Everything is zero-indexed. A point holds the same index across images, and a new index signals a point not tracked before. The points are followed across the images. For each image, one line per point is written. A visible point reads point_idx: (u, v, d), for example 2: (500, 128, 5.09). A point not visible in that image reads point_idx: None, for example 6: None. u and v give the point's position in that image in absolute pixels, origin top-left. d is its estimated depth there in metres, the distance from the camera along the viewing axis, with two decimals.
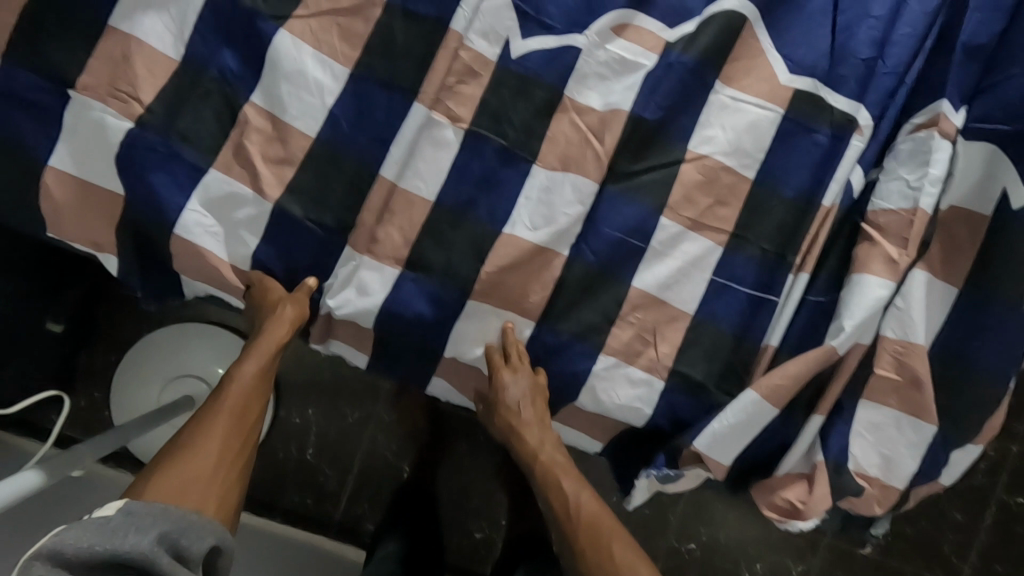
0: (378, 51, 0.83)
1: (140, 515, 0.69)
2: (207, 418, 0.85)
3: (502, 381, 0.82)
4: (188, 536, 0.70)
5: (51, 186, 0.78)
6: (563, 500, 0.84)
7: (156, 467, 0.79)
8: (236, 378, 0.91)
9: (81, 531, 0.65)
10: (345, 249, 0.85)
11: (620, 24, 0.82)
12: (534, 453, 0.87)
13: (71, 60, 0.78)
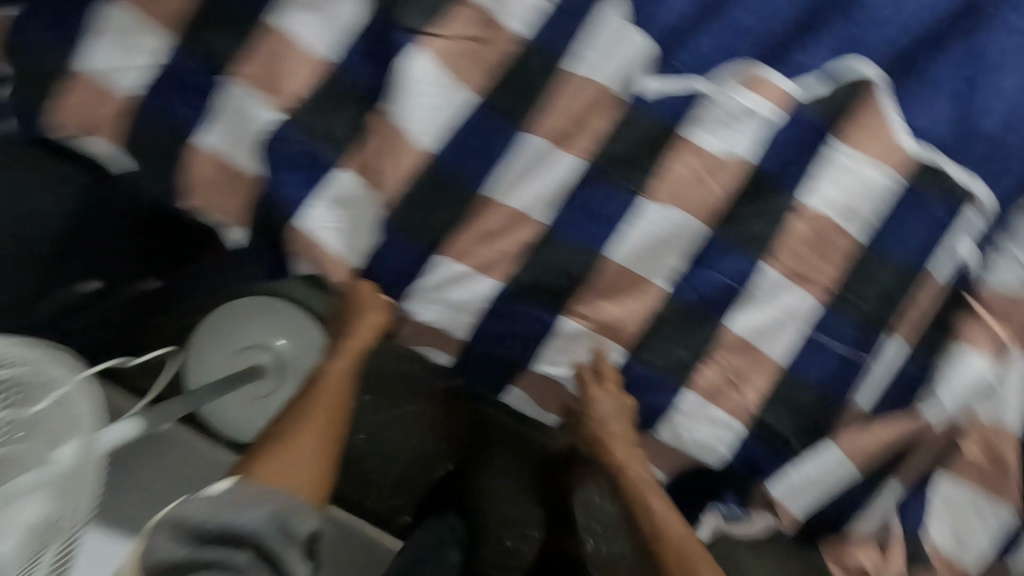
0: (507, 72, 0.85)
1: (253, 492, 0.76)
2: (301, 407, 0.89)
3: (596, 406, 0.86)
4: (294, 517, 0.75)
5: (196, 162, 0.87)
6: (651, 526, 0.84)
7: (258, 448, 0.86)
8: (331, 370, 0.92)
9: (203, 506, 0.72)
10: (434, 257, 0.87)
11: (747, 75, 0.84)
12: (623, 474, 0.87)
13: (231, 54, 0.85)
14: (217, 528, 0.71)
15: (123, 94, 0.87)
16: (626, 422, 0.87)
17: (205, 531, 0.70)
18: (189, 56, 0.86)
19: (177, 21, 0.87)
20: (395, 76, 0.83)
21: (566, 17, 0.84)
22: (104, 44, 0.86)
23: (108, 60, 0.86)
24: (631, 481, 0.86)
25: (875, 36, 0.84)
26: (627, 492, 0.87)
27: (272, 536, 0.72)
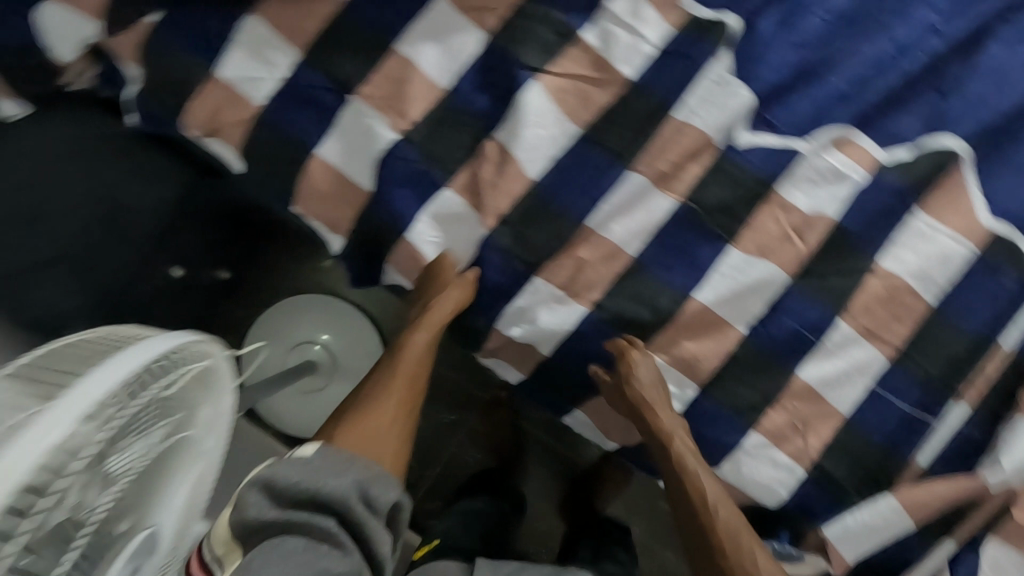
0: (614, 116, 0.90)
1: (338, 459, 0.78)
2: (383, 381, 0.93)
3: (634, 372, 0.86)
4: (377, 487, 0.76)
5: (313, 172, 0.92)
6: (697, 500, 0.86)
7: (339, 414, 0.88)
8: (411, 346, 0.97)
9: (291, 468, 0.74)
10: (532, 281, 0.91)
11: (841, 137, 0.89)
12: (666, 445, 0.87)
13: (357, 73, 0.91)
14: (304, 491, 0.72)
15: (249, 103, 0.92)
16: (662, 397, 0.88)
17: (294, 494, 0.72)
18: (316, 71, 0.91)
19: (307, 39, 0.91)
20: (512, 110, 0.90)
21: (675, 69, 0.90)
22: (235, 54, 0.91)
23: (238, 71, 0.91)
24: (676, 453, 0.87)
25: (966, 114, 0.89)
26: (670, 468, 0.88)
27: (354, 506, 0.73)
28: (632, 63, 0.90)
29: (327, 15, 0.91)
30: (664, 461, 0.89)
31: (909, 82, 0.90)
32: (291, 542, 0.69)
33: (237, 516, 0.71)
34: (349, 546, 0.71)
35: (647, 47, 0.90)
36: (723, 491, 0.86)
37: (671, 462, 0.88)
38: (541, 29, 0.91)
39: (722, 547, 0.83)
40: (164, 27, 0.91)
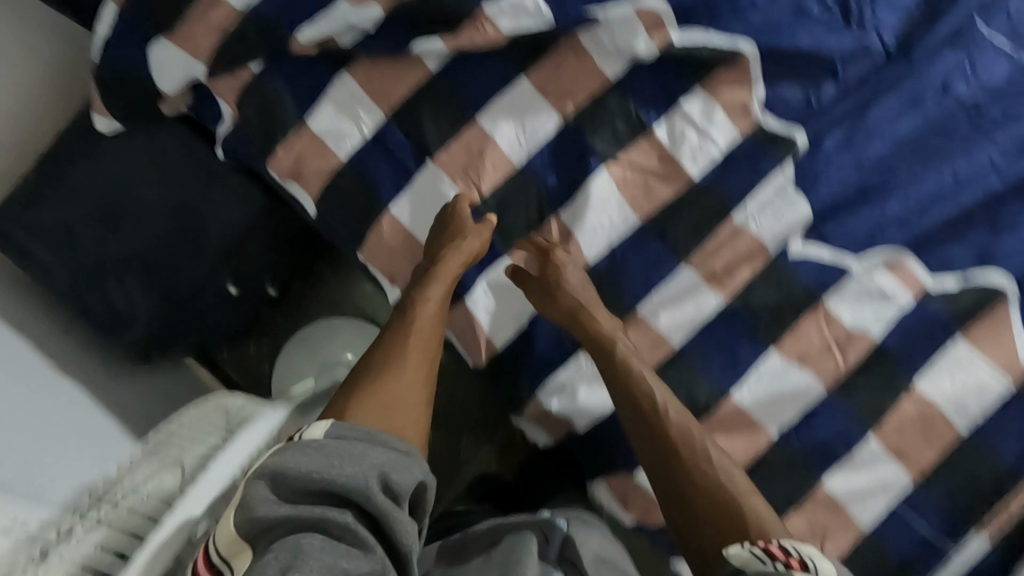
0: (675, 210, 0.94)
1: (352, 446, 0.69)
2: (395, 348, 0.84)
3: (562, 273, 0.89)
4: (397, 471, 0.68)
5: (383, 227, 0.96)
6: (647, 406, 0.84)
7: (351, 386, 0.78)
8: (427, 302, 0.89)
9: (302, 455, 0.66)
10: (576, 355, 0.94)
11: (892, 261, 0.92)
12: (608, 352, 0.87)
13: (437, 138, 0.96)
14: (314, 485, 0.65)
15: (334, 155, 0.97)
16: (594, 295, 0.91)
17: (308, 484, 0.65)
18: (399, 132, 0.97)
19: (395, 101, 0.97)
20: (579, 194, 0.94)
21: (739, 174, 0.94)
22: (327, 109, 0.97)
23: (328, 125, 0.97)
24: (622, 357, 0.87)
25: (1017, 253, 0.91)
26: (614, 383, 0.87)
27: (371, 498, 0.65)
28: (697, 160, 0.94)
29: (415, 81, 0.96)
30: (607, 373, 0.87)
31: (964, 215, 0.93)
32: (308, 541, 0.62)
33: (240, 516, 0.64)
34: (370, 544, 0.64)
35: (715, 150, 0.94)
36: (666, 390, 0.86)
37: (619, 374, 0.87)
38: (616, 118, 0.96)
39: (678, 448, 0.82)
40: (264, 75, 0.97)
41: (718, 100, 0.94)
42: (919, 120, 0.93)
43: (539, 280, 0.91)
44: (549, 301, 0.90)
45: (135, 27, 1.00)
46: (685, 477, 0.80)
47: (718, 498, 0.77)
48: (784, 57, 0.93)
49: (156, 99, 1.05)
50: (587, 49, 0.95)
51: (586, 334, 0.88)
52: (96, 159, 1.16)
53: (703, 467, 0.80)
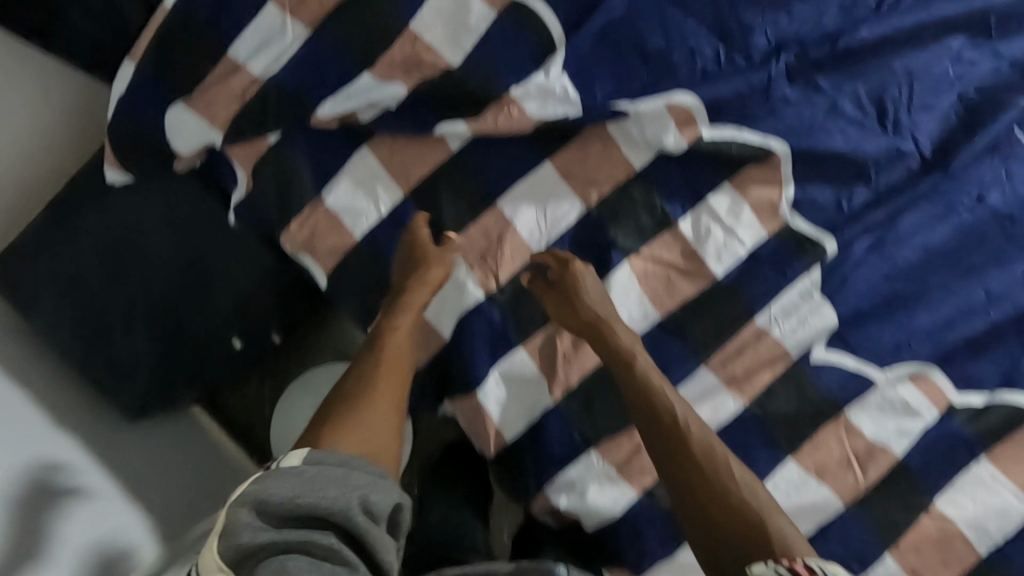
0: (696, 309, 0.92)
1: (332, 470, 0.67)
2: (364, 375, 0.81)
3: (581, 282, 0.87)
4: (375, 494, 0.67)
5: (395, 309, 0.94)
6: (668, 419, 0.80)
7: (327, 415, 0.76)
8: (393, 331, 0.86)
9: (286, 483, 0.64)
10: (586, 452, 0.90)
11: (917, 373, 0.90)
12: (627, 363, 0.84)
13: (456, 219, 0.94)
14: (298, 510, 0.63)
15: (348, 232, 0.95)
16: (609, 308, 0.88)
17: (289, 509, 0.63)
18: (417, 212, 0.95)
19: (414, 179, 0.95)
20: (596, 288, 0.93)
21: (763, 275, 0.91)
22: (344, 182, 0.95)
23: (343, 200, 0.95)
24: (642, 369, 0.83)
25: None
26: (636, 396, 0.82)
27: (355, 518, 0.64)
28: (721, 259, 0.92)
29: (438, 160, 0.94)
30: (627, 391, 0.83)
31: (994, 330, 0.90)
32: (293, 563, 0.60)
33: (224, 544, 0.61)
34: (355, 563, 0.63)
35: (740, 249, 0.92)
36: (687, 407, 0.82)
37: (640, 389, 0.82)
38: (640, 209, 0.93)
39: (699, 463, 0.77)
40: (284, 144, 0.96)
41: (746, 198, 0.92)
42: (951, 229, 0.90)
43: (554, 287, 0.89)
44: (569, 314, 0.87)
45: (154, 88, 0.96)
46: (692, 488, 0.76)
47: (723, 511, 0.74)
48: (816, 157, 0.90)
49: (174, 159, 1.01)
50: (614, 138, 0.93)
51: (604, 345, 0.85)
52: (108, 209, 1.13)
53: (725, 478, 0.76)
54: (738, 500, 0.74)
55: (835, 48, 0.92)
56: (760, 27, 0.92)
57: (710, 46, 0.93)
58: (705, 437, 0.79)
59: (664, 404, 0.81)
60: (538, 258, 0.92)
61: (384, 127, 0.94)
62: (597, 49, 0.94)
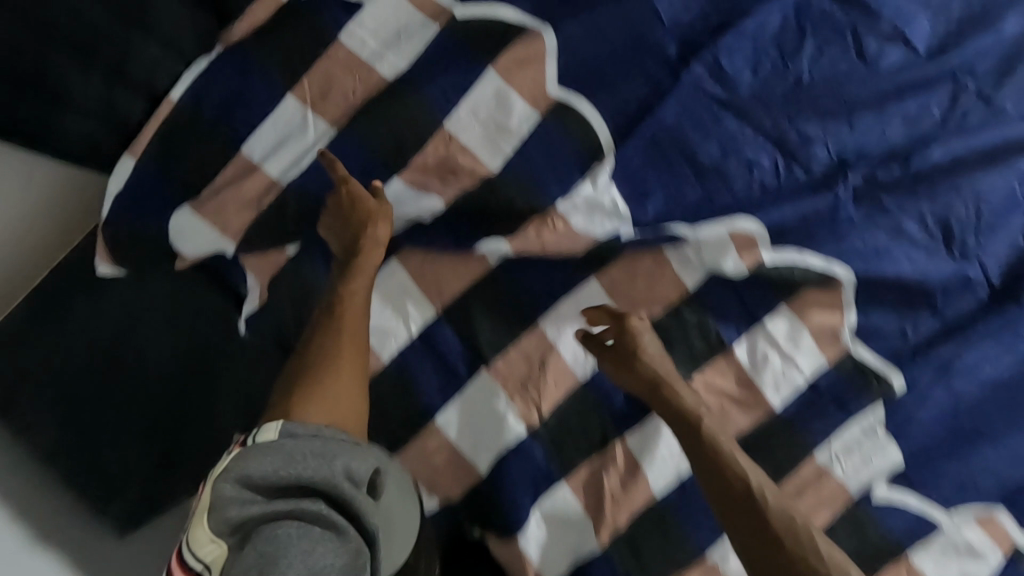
0: (751, 445, 0.85)
1: (312, 443, 0.66)
2: (329, 347, 0.76)
3: (639, 340, 0.81)
4: (356, 463, 0.66)
5: (427, 443, 0.86)
6: (741, 490, 0.73)
7: (294, 387, 0.73)
8: (354, 296, 0.81)
9: (265, 465, 0.63)
10: None
11: (982, 515, 0.83)
12: (687, 426, 0.77)
13: (494, 342, 0.86)
14: (282, 484, 0.63)
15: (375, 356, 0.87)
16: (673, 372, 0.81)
17: (273, 480, 0.63)
18: (451, 334, 0.87)
19: (447, 296, 0.87)
20: (648, 419, 0.85)
21: (824, 410, 0.85)
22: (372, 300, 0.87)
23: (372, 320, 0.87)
24: (711, 435, 0.77)
25: None
26: (700, 458, 0.76)
27: (340, 485, 0.64)
28: (779, 389, 0.86)
29: (474, 275, 0.87)
30: (690, 452, 0.77)
31: None
32: (284, 531, 0.59)
33: (212, 519, 0.61)
34: (342, 526, 0.62)
35: (799, 378, 0.86)
36: (760, 472, 0.75)
37: (706, 455, 0.76)
38: (692, 335, 0.87)
39: (778, 533, 0.70)
40: (304, 255, 0.88)
41: (806, 323, 0.86)
42: (1019, 360, 0.85)
43: (614, 347, 0.81)
44: (627, 368, 0.80)
45: (157, 187, 0.86)
46: (725, 513, 0.73)
47: (751, 526, 0.71)
48: (879, 284, 0.85)
49: (173, 257, 0.89)
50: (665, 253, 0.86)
51: (657, 398, 0.79)
52: (101, 296, 1.01)
53: (810, 551, 0.69)
54: (758, 509, 0.72)
55: (897, 167, 0.87)
56: (818, 143, 0.87)
57: (768, 157, 0.87)
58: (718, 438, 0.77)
59: (734, 471, 0.74)
60: (593, 373, 0.86)
61: (415, 236, 0.87)
62: (646, 158, 0.87)
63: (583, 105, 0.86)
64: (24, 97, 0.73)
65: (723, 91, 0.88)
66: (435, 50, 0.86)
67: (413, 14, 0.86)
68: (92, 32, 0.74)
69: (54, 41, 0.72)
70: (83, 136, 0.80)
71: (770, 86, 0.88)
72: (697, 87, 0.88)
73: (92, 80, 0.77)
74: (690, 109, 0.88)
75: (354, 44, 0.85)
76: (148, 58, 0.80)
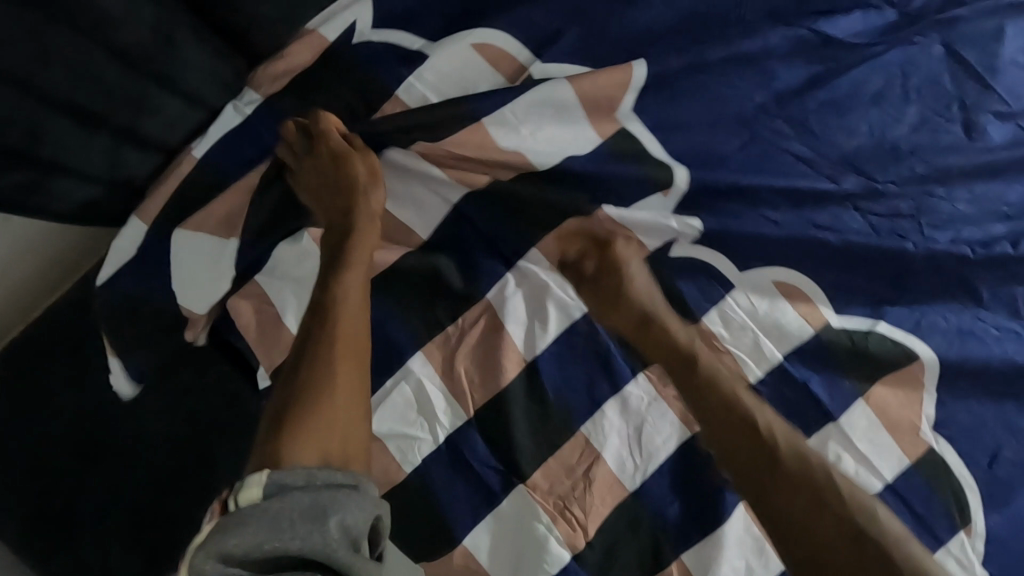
0: None
1: (300, 500, 0.51)
2: (320, 368, 0.61)
3: (626, 268, 0.76)
4: (349, 515, 0.51)
5: (449, 557, 0.72)
6: (749, 430, 0.68)
7: (288, 418, 0.57)
8: (347, 298, 0.66)
9: (249, 542, 0.49)
10: None
11: None
12: (688, 362, 0.72)
13: (529, 437, 0.75)
14: (273, 560, 0.49)
15: (395, 466, 0.74)
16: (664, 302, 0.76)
17: (261, 556, 0.49)
18: (482, 424, 0.75)
19: (488, 380, 0.75)
20: (706, 538, 0.72)
21: None
22: (394, 397, 0.74)
23: (397, 420, 0.74)
24: (706, 375, 0.71)
25: None
26: (703, 393, 0.71)
27: (341, 553, 0.49)
28: None
29: (523, 354, 0.75)
30: (688, 393, 0.71)
31: None
32: None
33: None
34: None
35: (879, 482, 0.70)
36: (766, 408, 0.70)
37: (704, 394, 0.71)
38: None
39: (789, 474, 0.66)
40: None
41: (885, 420, 0.72)
42: None
43: (595, 279, 0.76)
44: (612, 306, 0.76)
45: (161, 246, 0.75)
46: (744, 475, 0.67)
47: (783, 488, 0.65)
48: (982, 393, 0.73)
49: (184, 326, 0.76)
50: (719, 341, 0.74)
51: (657, 338, 0.74)
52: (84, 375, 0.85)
53: (828, 497, 0.64)
54: (782, 466, 0.66)
55: (996, 254, 0.76)
56: (911, 230, 0.76)
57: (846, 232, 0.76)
58: (725, 382, 0.71)
59: (743, 405, 0.69)
60: (646, 480, 0.74)
61: (450, 311, 0.76)
62: (709, 230, 0.76)
63: (676, 173, 0.75)
64: (12, 169, 0.61)
65: (812, 168, 0.77)
66: (492, 103, 0.74)
67: (483, 74, 0.77)
68: (100, 93, 0.63)
69: (55, 107, 0.61)
70: (80, 202, 0.69)
71: (864, 166, 0.78)
72: (777, 155, 0.77)
73: (94, 140, 0.66)
74: (773, 185, 0.76)
75: (405, 94, 0.75)
76: (165, 112, 0.70)
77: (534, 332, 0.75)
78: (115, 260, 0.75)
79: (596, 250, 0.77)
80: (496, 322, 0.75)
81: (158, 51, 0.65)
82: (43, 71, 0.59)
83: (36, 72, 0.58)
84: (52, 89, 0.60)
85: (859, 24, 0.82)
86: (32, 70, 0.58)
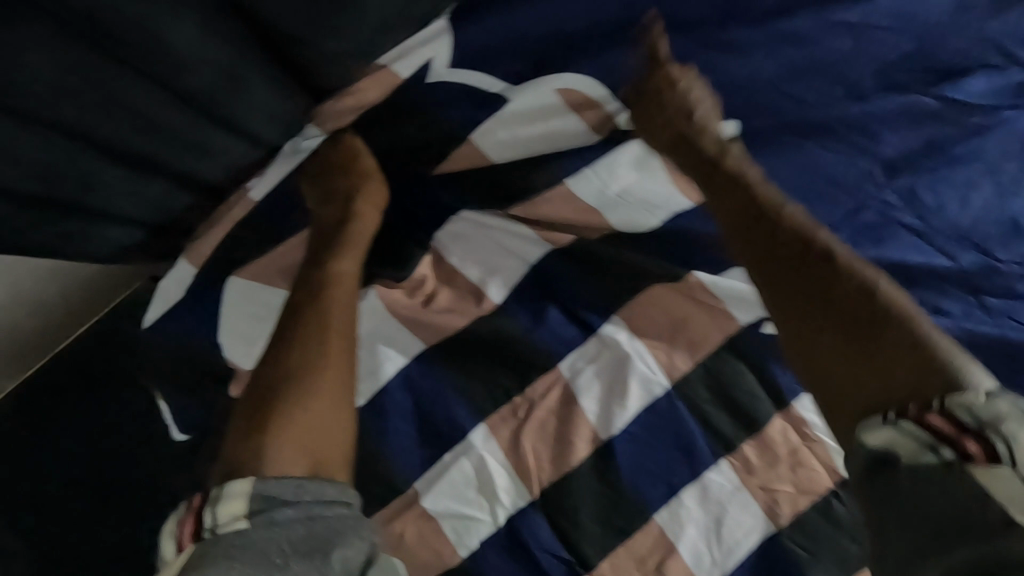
0: None
1: (293, 530, 0.51)
2: (310, 356, 0.62)
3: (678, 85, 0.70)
4: (343, 544, 0.52)
5: None
6: (789, 240, 0.64)
7: (266, 404, 0.60)
8: (340, 283, 0.66)
9: (233, 572, 0.47)
10: None
11: None
12: (710, 169, 0.70)
13: (599, 520, 0.67)
14: None
15: (449, 548, 0.66)
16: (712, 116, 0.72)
17: None
18: (548, 503, 0.68)
19: (561, 455, 0.68)
20: None
21: None
22: (453, 473, 0.67)
23: (456, 497, 0.67)
24: (729, 166, 0.70)
25: None
26: (732, 195, 0.68)
27: None
28: None
29: (602, 428, 0.69)
30: (722, 196, 0.69)
31: None
32: None
33: None
34: None
35: None
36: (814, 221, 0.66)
37: (735, 197, 0.68)
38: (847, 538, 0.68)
39: (817, 275, 0.61)
40: (370, 420, 0.68)
41: None
42: None
43: (640, 100, 0.72)
44: (682, 149, 0.72)
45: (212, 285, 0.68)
46: (789, 272, 0.63)
47: (778, 274, 0.63)
48: None
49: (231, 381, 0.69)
50: (809, 428, 0.70)
51: (710, 170, 0.70)
52: (108, 409, 0.82)
53: (839, 289, 0.60)
54: (792, 254, 0.63)
55: None
56: None
57: (965, 313, 0.69)
58: (779, 203, 0.67)
59: (784, 222, 0.65)
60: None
61: (518, 377, 0.69)
62: None
63: None
64: (59, 215, 0.61)
65: (921, 243, 0.71)
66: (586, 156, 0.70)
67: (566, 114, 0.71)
68: (158, 141, 0.61)
69: (104, 155, 0.60)
70: (122, 246, 0.67)
71: (980, 241, 0.72)
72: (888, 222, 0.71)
73: (144, 185, 0.64)
74: (886, 255, 0.70)
75: (492, 147, 0.70)
76: (224, 156, 0.66)
77: (612, 408, 0.69)
78: (158, 307, 0.69)
79: (683, 320, 0.70)
80: (571, 393, 0.69)
81: (224, 94, 0.62)
82: (101, 121, 0.57)
83: (91, 121, 0.57)
84: (105, 139, 0.59)
85: (983, 88, 0.76)
86: (83, 118, 0.56)
